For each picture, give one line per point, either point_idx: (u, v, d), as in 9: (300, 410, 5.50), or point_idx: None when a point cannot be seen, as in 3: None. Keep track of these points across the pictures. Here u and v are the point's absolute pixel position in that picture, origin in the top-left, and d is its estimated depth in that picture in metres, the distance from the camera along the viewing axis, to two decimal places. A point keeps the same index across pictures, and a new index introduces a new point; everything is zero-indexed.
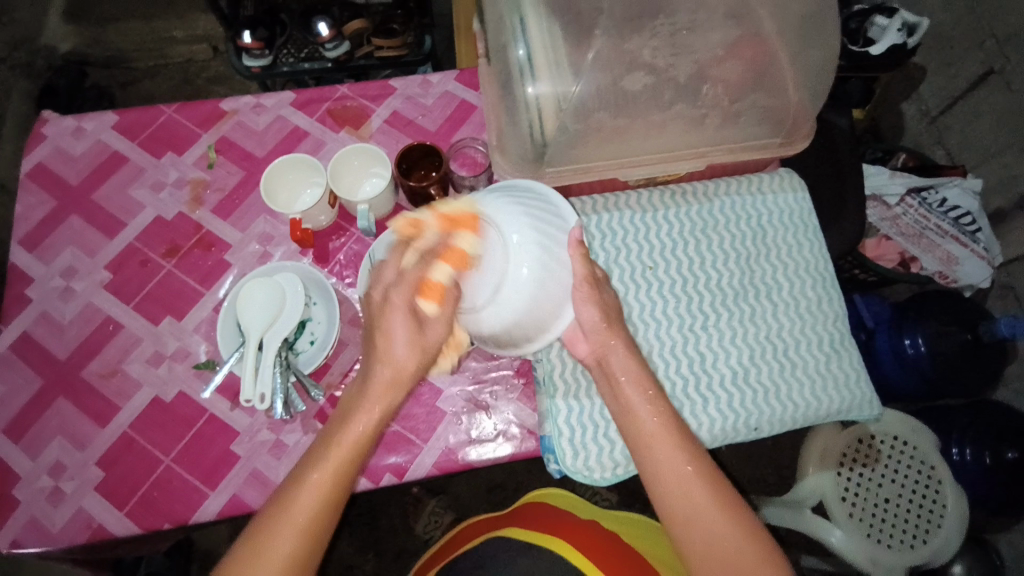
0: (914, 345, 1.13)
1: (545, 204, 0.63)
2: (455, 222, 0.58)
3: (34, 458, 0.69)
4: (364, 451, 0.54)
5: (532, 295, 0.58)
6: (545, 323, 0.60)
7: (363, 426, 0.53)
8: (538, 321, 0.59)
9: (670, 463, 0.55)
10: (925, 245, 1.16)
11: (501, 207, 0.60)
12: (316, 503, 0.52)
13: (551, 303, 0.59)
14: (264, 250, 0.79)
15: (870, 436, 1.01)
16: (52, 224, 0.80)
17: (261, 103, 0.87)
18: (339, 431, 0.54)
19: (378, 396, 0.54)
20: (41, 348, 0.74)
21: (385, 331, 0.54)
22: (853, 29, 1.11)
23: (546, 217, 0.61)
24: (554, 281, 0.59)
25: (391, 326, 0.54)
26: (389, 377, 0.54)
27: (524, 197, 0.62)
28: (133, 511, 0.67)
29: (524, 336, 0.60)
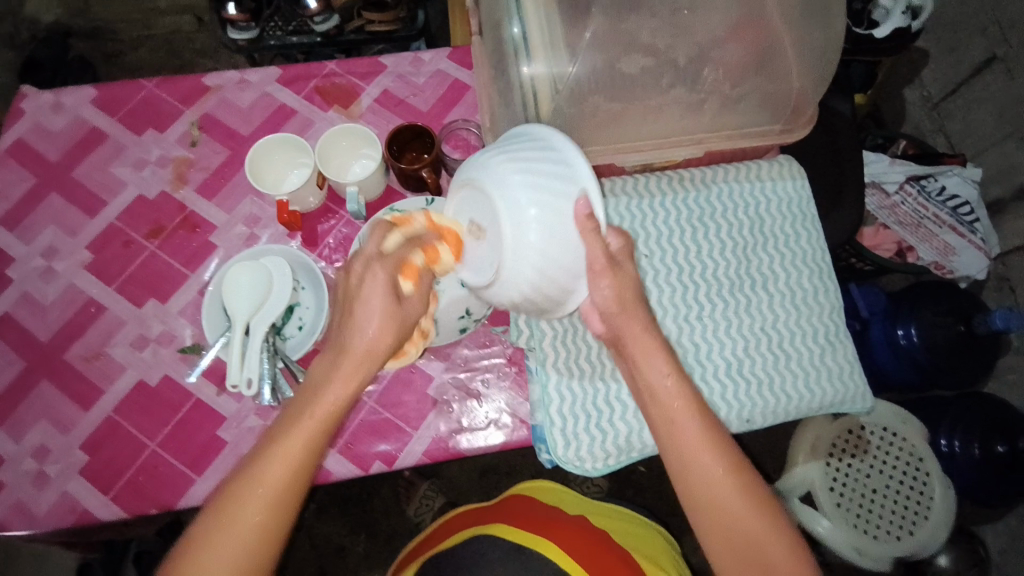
0: (907, 335, 1.13)
1: (552, 159, 0.51)
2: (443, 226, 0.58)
3: (16, 441, 0.68)
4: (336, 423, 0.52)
5: (538, 269, 0.51)
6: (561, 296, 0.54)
7: (335, 397, 0.51)
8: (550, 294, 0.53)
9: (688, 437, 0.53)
10: (923, 235, 1.15)
11: (495, 173, 0.51)
12: (286, 472, 0.49)
13: (570, 274, 0.52)
14: (251, 232, 0.77)
15: (860, 427, 1.02)
16: (31, 203, 0.78)
17: (247, 79, 0.84)
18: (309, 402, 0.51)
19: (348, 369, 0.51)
20: (22, 330, 0.72)
21: (364, 302, 0.52)
22: (858, 10, 1.07)
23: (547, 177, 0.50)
24: (563, 256, 0.51)
25: (368, 298, 0.52)
26: (361, 349, 0.51)
27: (526, 154, 0.51)
28: (119, 495, 0.66)
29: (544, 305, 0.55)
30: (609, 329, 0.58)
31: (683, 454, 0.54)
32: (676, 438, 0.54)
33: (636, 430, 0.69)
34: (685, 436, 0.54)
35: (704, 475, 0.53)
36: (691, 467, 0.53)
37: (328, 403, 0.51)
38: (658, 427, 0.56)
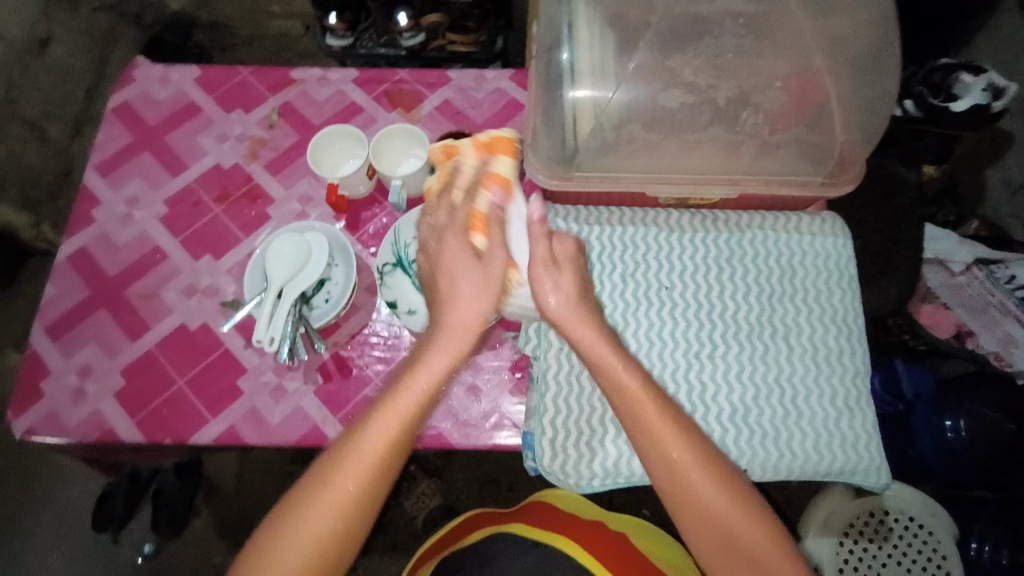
0: (955, 427, 1.05)
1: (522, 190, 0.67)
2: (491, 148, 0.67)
3: (68, 358, 0.76)
4: (437, 390, 0.57)
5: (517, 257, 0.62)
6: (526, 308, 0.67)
7: (428, 378, 0.56)
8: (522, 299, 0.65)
9: (672, 455, 0.56)
10: (985, 321, 1.07)
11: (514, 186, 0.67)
12: (382, 450, 0.54)
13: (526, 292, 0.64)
14: (303, 210, 0.84)
15: (883, 511, 0.95)
16: (126, 157, 0.89)
17: (327, 76, 0.93)
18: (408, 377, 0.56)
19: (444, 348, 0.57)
20: (94, 263, 0.81)
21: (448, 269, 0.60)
22: (936, 82, 1.02)
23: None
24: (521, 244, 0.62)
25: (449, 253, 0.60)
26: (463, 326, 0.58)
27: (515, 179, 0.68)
28: (142, 421, 0.72)
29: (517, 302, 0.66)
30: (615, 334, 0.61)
31: (671, 478, 0.56)
32: (664, 461, 0.56)
33: (625, 455, 0.69)
34: (666, 460, 0.56)
35: (691, 495, 0.55)
36: (678, 488, 0.56)
37: (425, 381, 0.56)
38: (645, 448, 0.57)
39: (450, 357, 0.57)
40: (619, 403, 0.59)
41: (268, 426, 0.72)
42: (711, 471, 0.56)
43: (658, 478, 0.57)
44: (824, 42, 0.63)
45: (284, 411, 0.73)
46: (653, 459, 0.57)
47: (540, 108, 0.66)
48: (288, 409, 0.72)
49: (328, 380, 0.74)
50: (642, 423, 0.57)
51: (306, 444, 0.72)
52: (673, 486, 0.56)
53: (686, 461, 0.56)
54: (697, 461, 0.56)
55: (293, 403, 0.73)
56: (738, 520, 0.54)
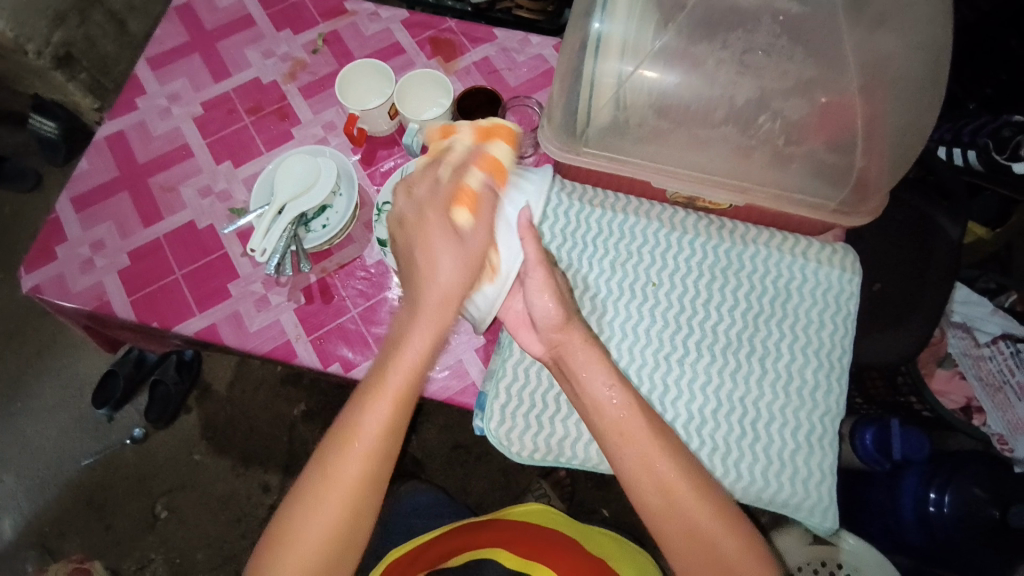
0: (937, 503, 0.99)
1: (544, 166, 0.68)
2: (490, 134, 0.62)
3: (87, 229, 0.82)
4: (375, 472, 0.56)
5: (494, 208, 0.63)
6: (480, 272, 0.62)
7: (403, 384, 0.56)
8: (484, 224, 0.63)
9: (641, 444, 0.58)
10: (999, 401, 1.02)
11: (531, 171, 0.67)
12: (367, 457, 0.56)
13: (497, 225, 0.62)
14: (324, 136, 0.86)
15: (837, 565, 0.95)
16: (178, 55, 0.93)
17: (378, 13, 0.95)
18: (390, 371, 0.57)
19: (428, 323, 0.57)
20: (128, 148, 0.87)
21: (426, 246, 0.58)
22: (1004, 138, 0.94)
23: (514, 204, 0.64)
24: None
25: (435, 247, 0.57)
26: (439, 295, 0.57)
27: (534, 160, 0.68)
28: (137, 301, 0.78)
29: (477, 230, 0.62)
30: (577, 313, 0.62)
31: (660, 496, 0.57)
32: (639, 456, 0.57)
33: (570, 437, 0.70)
34: (655, 471, 0.57)
35: (681, 513, 0.56)
36: (670, 503, 0.56)
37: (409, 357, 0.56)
38: (607, 435, 0.59)
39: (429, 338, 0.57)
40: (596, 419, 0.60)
41: (245, 332, 0.76)
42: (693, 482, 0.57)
43: (646, 492, 0.57)
44: (864, 57, 0.59)
45: (263, 321, 0.77)
46: (625, 463, 0.58)
47: (561, 76, 0.65)
48: (268, 320, 0.76)
49: (310, 301, 0.77)
50: (621, 431, 0.58)
51: (276, 355, 0.76)
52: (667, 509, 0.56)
53: (677, 481, 0.57)
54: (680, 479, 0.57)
55: (273, 316, 0.77)
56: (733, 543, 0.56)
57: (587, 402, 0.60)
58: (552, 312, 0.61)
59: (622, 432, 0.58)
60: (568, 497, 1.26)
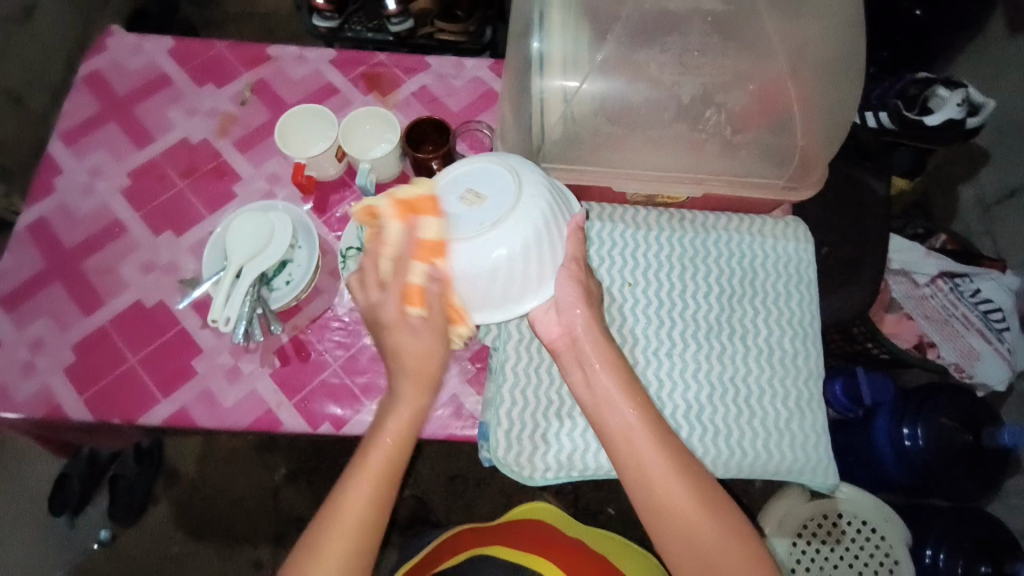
0: (913, 436, 1.06)
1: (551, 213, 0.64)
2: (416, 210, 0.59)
3: (19, 329, 0.74)
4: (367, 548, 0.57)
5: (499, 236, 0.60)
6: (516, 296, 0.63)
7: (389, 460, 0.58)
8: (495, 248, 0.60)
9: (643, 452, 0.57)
10: (948, 333, 1.10)
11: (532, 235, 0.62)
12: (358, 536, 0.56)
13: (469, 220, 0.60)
14: (269, 189, 0.83)
15: (837, 514, 0.99)
16: (92, 127, 0.87)
17: (303, 55, 0.93)
18: (370, 452, 0.58)
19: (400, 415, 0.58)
20: (51, 234, 0.80)
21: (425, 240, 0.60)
22: (913, 95, 1.06)
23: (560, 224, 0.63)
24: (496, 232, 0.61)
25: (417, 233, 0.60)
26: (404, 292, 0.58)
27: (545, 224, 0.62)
28: (91, 399, 0.71)
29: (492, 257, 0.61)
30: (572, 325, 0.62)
31: (660, 498, 0.56)
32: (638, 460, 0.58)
33: (579, 449, 0.69)
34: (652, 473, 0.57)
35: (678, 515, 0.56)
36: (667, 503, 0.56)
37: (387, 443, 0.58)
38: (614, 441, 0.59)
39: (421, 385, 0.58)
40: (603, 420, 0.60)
41: (220, 409, 0.71)
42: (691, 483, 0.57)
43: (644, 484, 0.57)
44: (790, 43, 0.63)
45: (238, 393, 0.72)
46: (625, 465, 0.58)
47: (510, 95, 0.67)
48: (243, 391, 0.72)
49: (286, 362, 0.73)
50: (621, 435, 0.59)
51: (259, 427, 0.71)
52: (665, 506, 0.57)
53: (673, 483, 0.57)
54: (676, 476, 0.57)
55: (247, 386, 0.72)
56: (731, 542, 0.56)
57: (597, 399, 0.60)
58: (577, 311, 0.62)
59: (627, 439, 0.58)
60: (573, 503, 1.26)
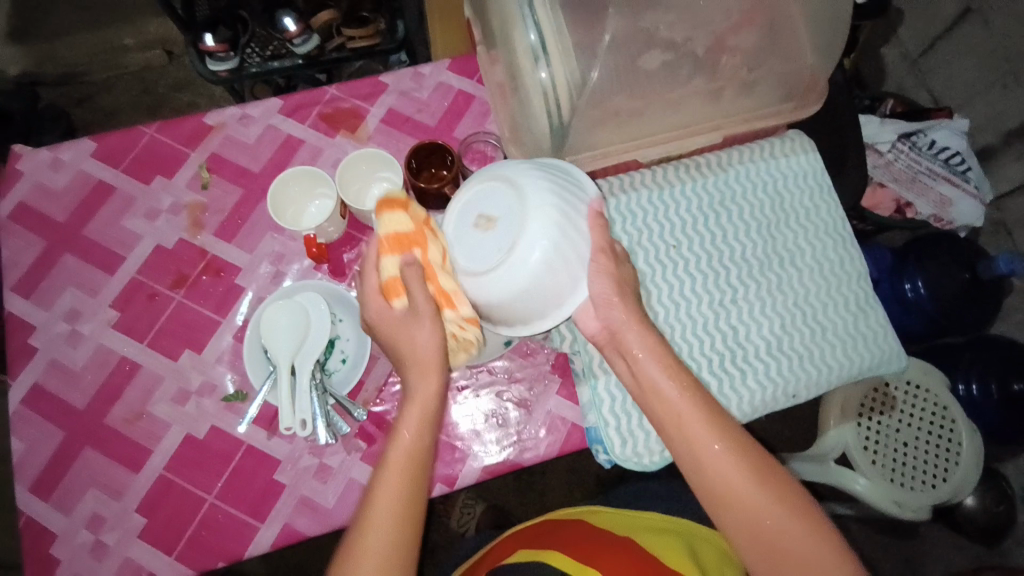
0: (915, 288, 1.15)
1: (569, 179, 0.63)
2: (400, 241, 0.59)
3: (70, 512, 0.67)
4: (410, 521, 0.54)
5: (535, 270, 0.59)
6: (556, 302, 0.62)
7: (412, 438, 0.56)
8: (547, 295, 0.61)
9: (698, 434, 0.57)
10: (918, 189, 1.18)
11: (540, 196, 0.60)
12: (396, 520, 0.54)
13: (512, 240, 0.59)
14: (277, 270, 0.75)
15: (886, 384, 1.06)
16: (44, 267, 0.75)
17: (248, 114, 0.82)
18: (390, 449, 0.56)
19: (411, 414, 0.57)
20: (56, 399, 0.70)
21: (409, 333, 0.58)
22: None
23: (578, 200, 0.61)
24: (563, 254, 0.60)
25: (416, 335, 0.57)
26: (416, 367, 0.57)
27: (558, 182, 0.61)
28: (185, 552, 0.65)
29: (534, 311, 0.62)
30: None
31: (714, 478, 0.56)
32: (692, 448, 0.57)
33: None
34: (711, 453, 0.56)
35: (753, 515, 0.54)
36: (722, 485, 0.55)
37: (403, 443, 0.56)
38: (667, 427, 0.58)
39: (421, 411, 0.57)
40: (660, 414, 0.59)
41: (325, 513, 0.66)
42: (747, 461, 0.56)
43: (713, 486, 0.56)
44: None
45: (337, 489, 0.68)
46: (686, 451, 0.57)
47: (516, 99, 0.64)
48: (341, 487, 0.67)
49: (372, 442, 0.69)
50: (677, 418, 0.58)
51: None
52: (740, 514, 0.55)
53: (728, 462, 0.55)
54: (753, 478, 0.55)
55: (343, 480, 0.68)
56: (812, 541, 0.53)
57: (643, 386, 0.60)
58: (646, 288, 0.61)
59: (683, 425, 0.57)
60: None
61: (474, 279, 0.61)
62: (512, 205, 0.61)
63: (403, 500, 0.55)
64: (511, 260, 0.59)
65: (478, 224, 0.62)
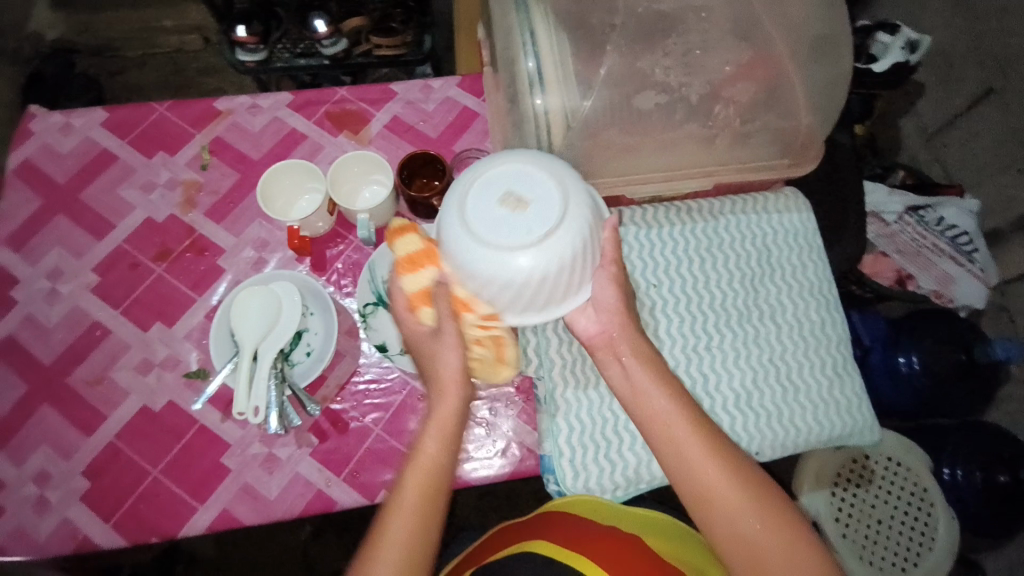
0: (909, 362, 1.13)
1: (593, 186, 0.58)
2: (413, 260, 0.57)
3: (15, 467, 0.67)
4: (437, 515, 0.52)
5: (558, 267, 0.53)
6: (562, 294, 0.57)
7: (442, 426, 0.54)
8: (557, 292, 0.56)
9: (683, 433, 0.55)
10: (922, 263, 1.15)
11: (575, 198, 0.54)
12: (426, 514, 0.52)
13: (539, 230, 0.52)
14: (259, 256, 0.77)
15: (864, 457, 1.03)
16: (38, 224, 0.77)
17: (258, 104, 0.85)
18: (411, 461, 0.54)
19: (443, 403, 0.55)
20: (24, 353, 0.71)
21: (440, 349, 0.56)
22: (857, 44, 1.08)
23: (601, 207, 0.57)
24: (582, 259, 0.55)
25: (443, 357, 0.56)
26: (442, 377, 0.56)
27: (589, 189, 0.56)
28: (119, 524, 0.65)
29: (539, 303, 0.56)
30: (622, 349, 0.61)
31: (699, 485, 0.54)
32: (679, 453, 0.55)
33: (644, 461, 0.68)
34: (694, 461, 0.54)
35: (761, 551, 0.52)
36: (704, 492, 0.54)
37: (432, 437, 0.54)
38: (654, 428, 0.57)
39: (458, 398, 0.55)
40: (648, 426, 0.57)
41: (264, 503, 0.66)
42: (733, 475, 0.54)
43: (698, 492, 0.54)
44: (783, 28, 0.64)
45: (281, 482, 0.67)
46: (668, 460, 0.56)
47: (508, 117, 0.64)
48: (285, 480, 0.67)
49: (324, 439, 0.69)
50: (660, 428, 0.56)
51: (312, 512, 0.67)
52: (724, 525, 0.53)
53: (713, 471, 0.54)
54: (760, 509, 0.53)
55: (288, 473, 0.67)
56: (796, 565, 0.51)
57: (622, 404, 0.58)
58: (614, 321, 0.61)
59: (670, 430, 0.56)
60: None
61: (497, 259, 0.52)
62: (552, 194, 0.53)
63: (426, 490, 0.52)
64: (536, 250, 0.52)
65: (505, 202, 0.52)
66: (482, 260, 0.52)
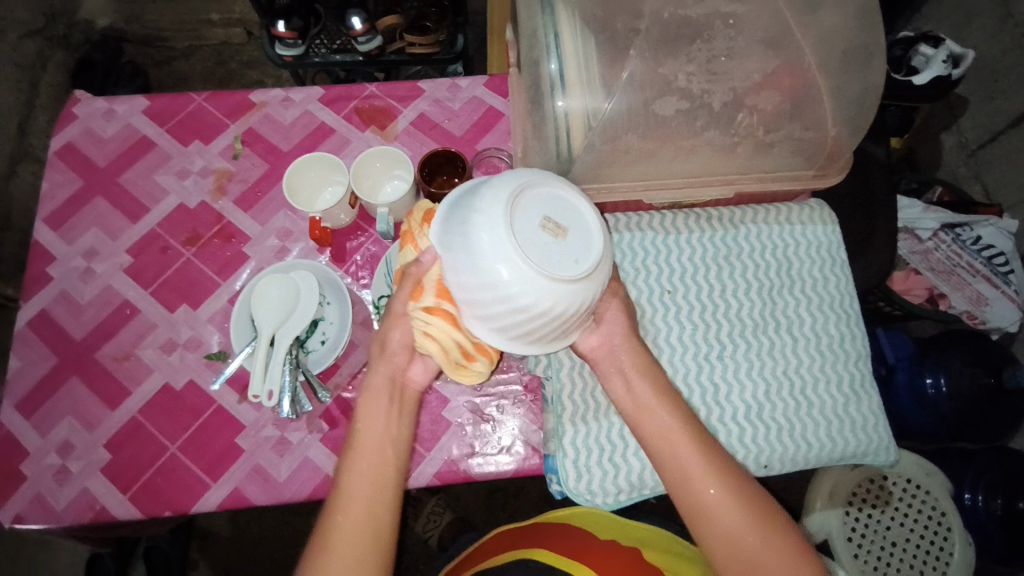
0: (935, 384, 1.08)
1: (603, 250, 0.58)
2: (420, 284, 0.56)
3: (44, 434, 0.70)
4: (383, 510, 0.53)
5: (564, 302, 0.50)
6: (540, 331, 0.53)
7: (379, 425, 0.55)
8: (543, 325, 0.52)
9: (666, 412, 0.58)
10: (955, 283, 1.11)
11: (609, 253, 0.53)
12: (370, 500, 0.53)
13: (569, 262, 0.50)
14: (282, 245, 0.79)
15: (882, 478, 1.01)
16: (77, 205, 0.81)
17: (289, 97, 0.87)
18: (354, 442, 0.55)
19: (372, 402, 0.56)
20: (58, 326, 0.75)
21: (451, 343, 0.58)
22: (897, 56, 1.04)
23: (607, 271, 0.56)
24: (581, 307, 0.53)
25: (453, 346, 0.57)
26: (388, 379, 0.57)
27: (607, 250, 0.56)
28: (137, 495, 0.68)
29: (515, 325, 0.52)
30: (631, 354, 0.61)
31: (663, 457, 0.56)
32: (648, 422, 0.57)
33: (648, 467, 0.68)
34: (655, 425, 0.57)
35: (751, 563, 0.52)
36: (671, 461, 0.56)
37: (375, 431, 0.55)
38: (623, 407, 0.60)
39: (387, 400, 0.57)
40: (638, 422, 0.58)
41: (274, 484, 0.68)
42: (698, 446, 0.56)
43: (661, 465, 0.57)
44: (813, 37, 0.63)
45: (291, 465, 0.69)
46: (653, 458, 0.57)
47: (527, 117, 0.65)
48: (295, 463, 0.69)
49: (334, 425, 0.70)
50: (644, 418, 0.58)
51: (319, 496, 0.68)
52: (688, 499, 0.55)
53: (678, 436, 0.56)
54: (754, 525, 0.53)
55: (299, 457, 0.69)
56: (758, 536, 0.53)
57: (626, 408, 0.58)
58: (624, 325, 0.61)
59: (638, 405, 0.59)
60: None
61: (545, 288, 0.49)
62: (593, 235, 0.51)
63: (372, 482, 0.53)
64: (557, 278, 0.49)
65: (545, 228, 0.50)
66: (531, 289, 0.49)
